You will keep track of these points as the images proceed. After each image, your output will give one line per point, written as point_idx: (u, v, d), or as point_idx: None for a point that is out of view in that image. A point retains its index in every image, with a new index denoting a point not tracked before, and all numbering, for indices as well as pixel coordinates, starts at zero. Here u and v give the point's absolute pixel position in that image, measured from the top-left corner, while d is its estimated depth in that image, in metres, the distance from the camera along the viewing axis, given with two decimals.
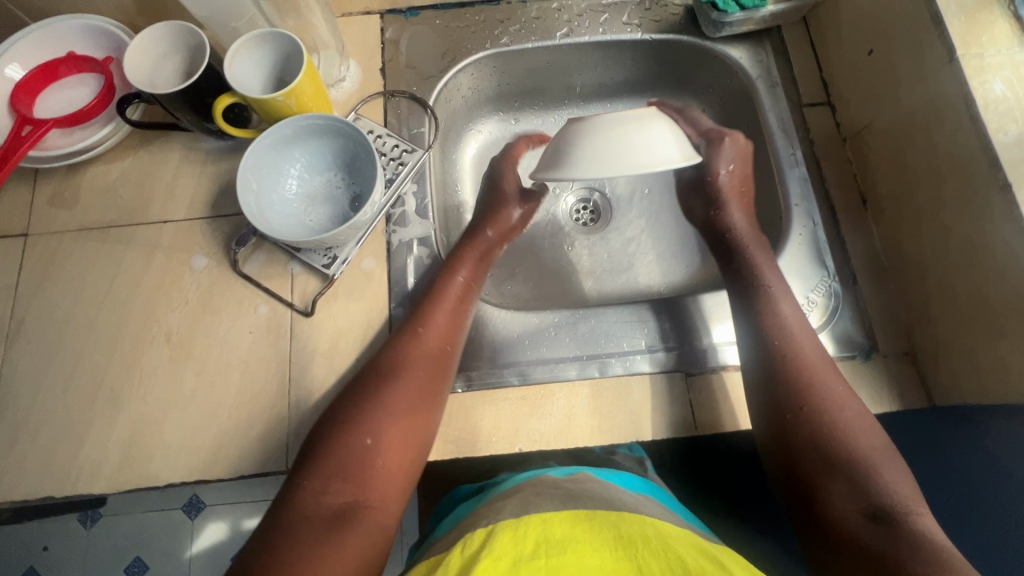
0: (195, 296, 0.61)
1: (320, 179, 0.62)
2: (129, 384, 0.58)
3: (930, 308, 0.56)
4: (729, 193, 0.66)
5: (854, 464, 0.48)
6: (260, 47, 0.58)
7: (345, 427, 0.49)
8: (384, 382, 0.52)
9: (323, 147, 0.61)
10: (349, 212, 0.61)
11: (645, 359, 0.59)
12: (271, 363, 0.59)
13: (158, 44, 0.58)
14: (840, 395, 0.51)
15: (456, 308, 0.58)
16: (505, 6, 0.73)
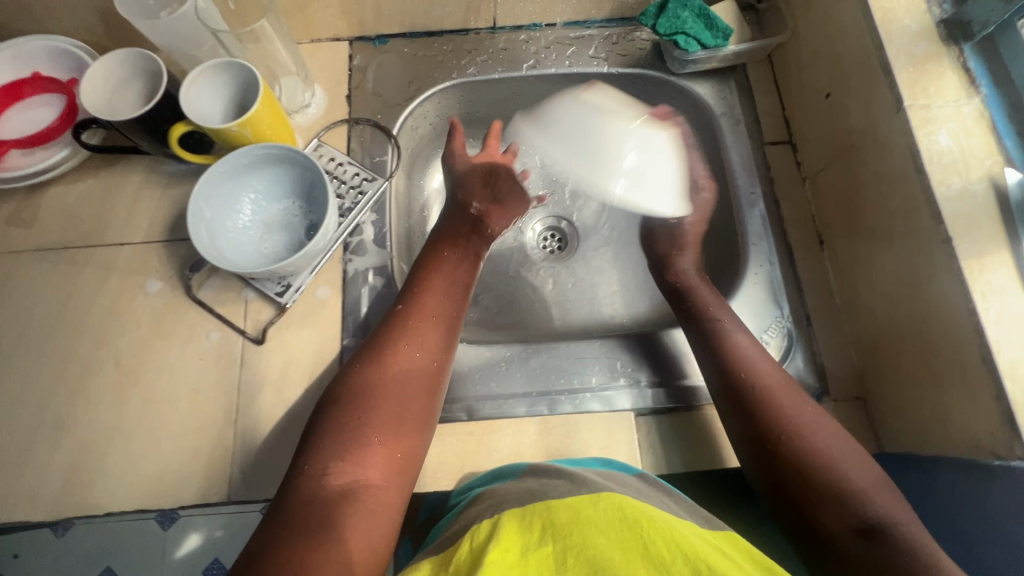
0: (147, 321, 0.61)
1: (277, 207, 0.62)
2: (75, 409, 0.58)
3: (880, 351, 0.56)
4: (691, 238, 0.67)
5: (837, 481, 0.45)
6: (219, 76, 0.59)
7: (338, 408, 0.47)
8: (377, 361, 0.51)
9: (280, 171, 0.61)
10: (304, 240, 0.61)
11: (595, 397, 0.59)
12: (220, 391, 0.59)
13: (116, 70, 0.59)
14: (808, 414, 0.49)
15: (444, 283, 0.58)
16: (473, 36, 0.73)
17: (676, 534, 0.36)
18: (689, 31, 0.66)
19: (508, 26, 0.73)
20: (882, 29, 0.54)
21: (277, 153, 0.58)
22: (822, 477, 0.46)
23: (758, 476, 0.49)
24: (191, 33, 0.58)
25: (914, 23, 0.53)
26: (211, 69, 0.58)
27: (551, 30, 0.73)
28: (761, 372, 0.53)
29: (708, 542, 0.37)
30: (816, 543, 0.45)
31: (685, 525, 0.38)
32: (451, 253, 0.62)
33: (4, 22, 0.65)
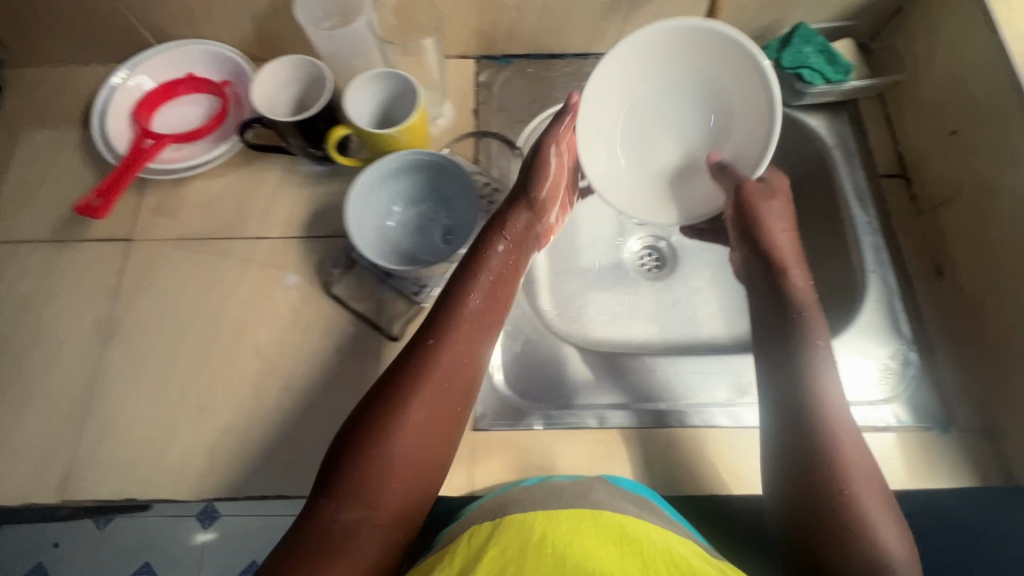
0: (286, 313, 0.63)
1: (415, 210, 0.65)
2: (217, 393, 0.60)
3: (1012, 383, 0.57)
4: (773, 212, 0.59)
5: (866, 540, 0.46)
6: (382, 85, 0.62)
7: (362, 437, 0.46)
8: (399, 402, 0.48)
9: (422, 178, 0.63)
10: (441, 243, 0.64)
11: (723, 412, 0.59)
12: (355, 384, 0.60)
13: (287, 73, 0.63)
14: (847, 464, 0.49)
15: (475, 310, 0.54)
16: (593, 61, 0.77)
17: (674, 558, 0.40)
18: (813, 65, 0.69)
19: None
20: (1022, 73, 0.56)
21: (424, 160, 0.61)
22: (851, 532, 0.46)
23: (779, 511, 0.50)
24: (353, 44, 0.62)
25: None
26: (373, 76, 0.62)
27: None
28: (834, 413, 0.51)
29: (707, 562, 0.42)
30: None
31: (680, 543, 0.43)
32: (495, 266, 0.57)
33: (165, 26, 0.70)
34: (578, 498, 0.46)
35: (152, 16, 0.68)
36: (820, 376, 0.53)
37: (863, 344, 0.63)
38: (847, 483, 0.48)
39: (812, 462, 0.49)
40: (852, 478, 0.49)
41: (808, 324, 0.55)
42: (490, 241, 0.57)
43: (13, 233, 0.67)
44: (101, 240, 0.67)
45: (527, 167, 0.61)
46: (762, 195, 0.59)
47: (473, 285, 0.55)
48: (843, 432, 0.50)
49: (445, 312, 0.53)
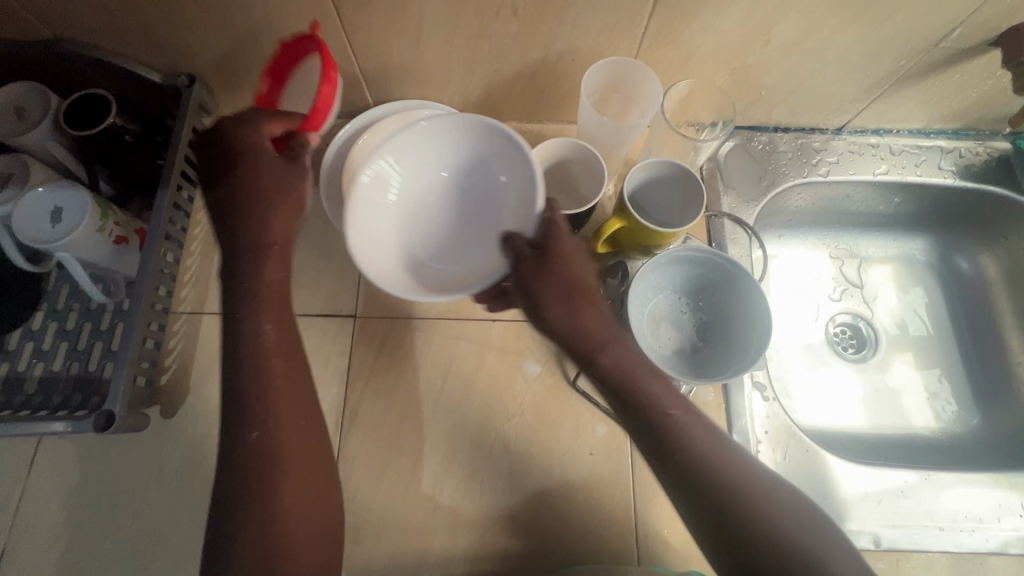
0: (530, 407, 0.61)
1: (666, 301, 0.63)
2: (469, 492, 0.58)
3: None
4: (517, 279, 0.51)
5: (813, 535, 0.39)
6: (658, 173, 0.59)
7: (241, 488, 0.44)
8: (270, 475, 0.45)
9: (692, 271, 0.61)
10: (697, 338, 0.62)
11: (1000, 537, 0.57)
12: (613, 488, 0.58)
13: (552, 151, 0.60)
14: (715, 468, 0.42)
15: (285, 368, 0.48)
16: (819, 135, 0.73)
17: None
18: None
19: (855, 129, 0.73)
20: None
21: (711, 258, 0.59)
22: (811, 550, 0.38)
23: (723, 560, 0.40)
24: (627, 129, 0.58)
25: None
26: (650, 164, 0.58)
27: (897, 136, 0.74)
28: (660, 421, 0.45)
29: None
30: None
31: None
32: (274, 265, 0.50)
33: (394, 87, 0.66)
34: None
35: (384, 78, 0.65)
36: (640, 409, 0.45)
37: None
38: (757, 487, 0.42)
39: (697, 489, 0.42)
40: (755, 471, 0.43)
41: (608, 354, 0.48)
42: (263, 289, 0.49)
43: None
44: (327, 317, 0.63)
45: (224, 195, 0.50)
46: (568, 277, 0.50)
47: (271, 339, 0.48)
48: (712, 436, 0.44)
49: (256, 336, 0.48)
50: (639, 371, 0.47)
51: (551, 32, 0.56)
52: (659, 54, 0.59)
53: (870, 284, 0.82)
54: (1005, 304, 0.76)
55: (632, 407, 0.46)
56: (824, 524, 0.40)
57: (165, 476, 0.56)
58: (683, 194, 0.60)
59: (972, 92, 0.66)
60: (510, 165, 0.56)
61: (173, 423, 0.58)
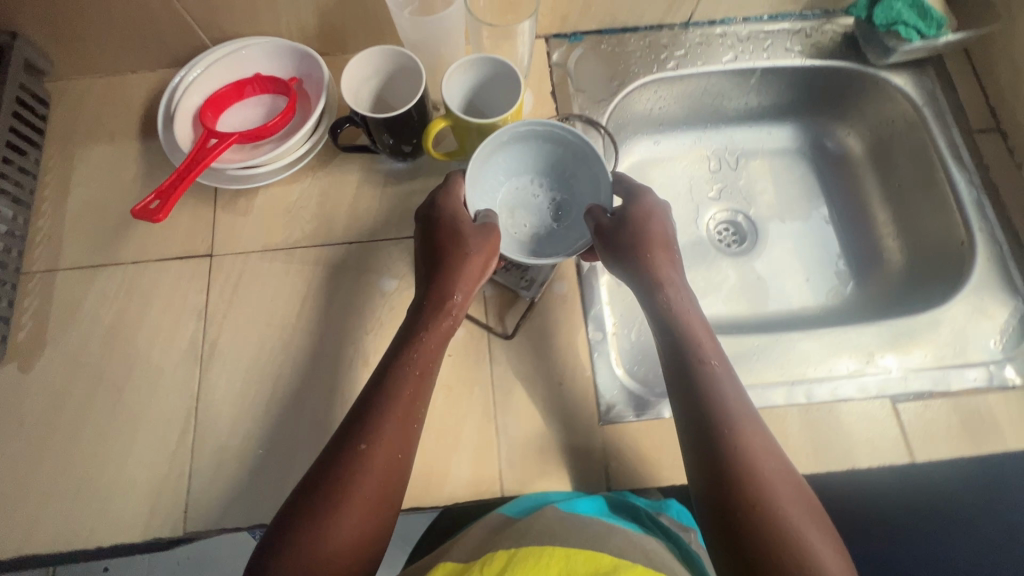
0: (388, 319, 0.61)
1: (520, 184, 0.63)
2: (330, 407, 0.58)
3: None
4: (661, 251, 0.55)
5: (783, 529, 0.41)
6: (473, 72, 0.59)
7: (341, 472, 0.44)
8: (350, 472, 0.44)
9: (542, 150, 0.61)
10: (552, 219, 0.63)
11: (849, 384, 0.59)
12: (470, 385, 0.59)
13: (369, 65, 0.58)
14: (772, 472, 0.44)
15: (416, 386, 0.49)
16: (668, 31, 0.74)
17: None
18: (908, 22, 0.66)
19: (703, 20, 0.74)
20: None
21: (560, 135, 0.58)
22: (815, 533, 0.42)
23: (705, 522, 0.45)
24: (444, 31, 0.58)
25: None
26: (463, 64, 0.57)
27: (745, 23, 0.74)
28: (741, 433, 0.46)
29: None
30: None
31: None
32: (455, 298, 0.53)
33: (225, 25, 0.65)
34: (555, 525, 0.45)
35: (210, 16, 0.64)
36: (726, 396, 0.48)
37: (977, 303, 0.62)
38: (754, 468, 0.44)
39: (689, 454, 0.47)
40: (758, 463, 0.45)
41: (701, 341, 0.51)
42: (435, 314, 0.53)
43: (84, 260, 0.63)
44: (181, 259, 0.63)
45: (450, 217, 0.55)
46: (665, 241, 0.57)
47: (424, 358, 0.51)
48: (739, 411, 0.47)
49: (407, 356, 0.50)
50: (727, 367, 0.50)
51: None
52: None
53: (748, 179, 0.83)
54: (870, 183, 0.78)
55: (687, 384, 0.48)
56: (814, 513, 0.43)
57: (25, 426, 0.57)
58: (501, 90, 0.60)
59: None
60: (312, 85, 0.64)
61: (30, 377, 0.59)
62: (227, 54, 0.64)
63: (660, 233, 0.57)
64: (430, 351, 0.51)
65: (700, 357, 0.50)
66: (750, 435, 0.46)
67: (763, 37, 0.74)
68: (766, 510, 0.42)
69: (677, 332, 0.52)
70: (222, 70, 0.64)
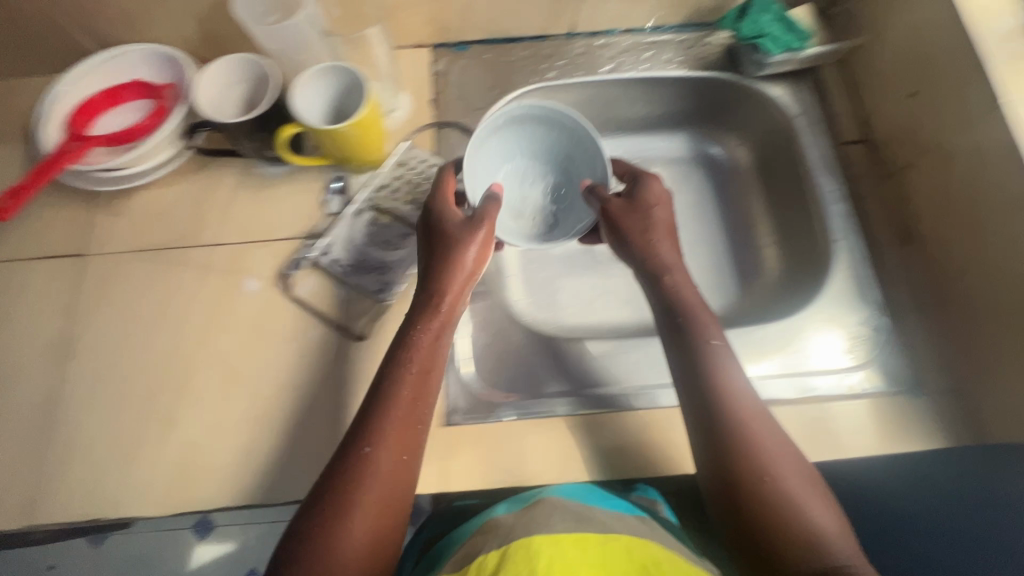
0: (248, 320, 0.62)
1: (510, 167, 0.68)
2: (182, 405, 0.60)
3: (999, 342, 0.55)
4: (662, 228, 0.59)
5: (781, 503, 0.45)
6: (322, 80, 0.60)
7: (353, 466, 0.46)
8: (356, 463, 0.46)
9: (539, 133, 0.66)
10: (544, 201, 0.69)
11: None
12: (320, 387, 0.60)
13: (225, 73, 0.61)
14: (778, 457, 0.47)
15: (415, 377, 0.50)
16: (551, 42, 0.75)
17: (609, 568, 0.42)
18: (770, 35, 0.67)
19: (585, 32, 0.75)
20: (975, 30, 0.56)
21: (553, 118, 0.64)
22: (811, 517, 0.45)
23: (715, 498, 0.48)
24: (297, 39, 0.59)
25: (1006, 24, 0.55)
26: (302, 78, 0.59)
27: (627, 35, 0.75)
28: (742, 417, 0.49)
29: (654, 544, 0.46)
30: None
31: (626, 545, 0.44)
32: (444, 296, 0.54)
33: (105, 32, 0.67)
34: (569, 518, 0.46)
35: (87, 22, 0.66)
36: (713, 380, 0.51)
37: (827, 317, 0.64)
38: (774, 456, 0.48)
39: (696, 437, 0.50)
40: (766, 444, 0.48)
41: (692, 333, 0.53)
42: (429, 312, 0.53)
43: None
44: (53, 258, 0.65)
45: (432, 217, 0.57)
46: (665, 219, 0.60)
47: (415, 353, 0.51)
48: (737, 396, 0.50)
49: (398, 353, 0.51)
50: (724, 353, 0.52)
51: None
52: None
53: None
54: (756, 193, 0.79)
55: (679, 350, 0.53)
56: (808, 497, 0.46)
57: None
58: (353, 94, 0.60)
59: None
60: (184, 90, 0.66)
61: None
62: (103, 61, 0.66)
63: (660, 213, 0.60)
64: (422, 350, 0.51)
65: (702, 334, 0.53)
66: (738, 421, 0.49)
67: (643, 48, 0.75)
68: (766, 487, 0.46)
69: (676, 318, 0.55)
70: (99, 76, 0.66)
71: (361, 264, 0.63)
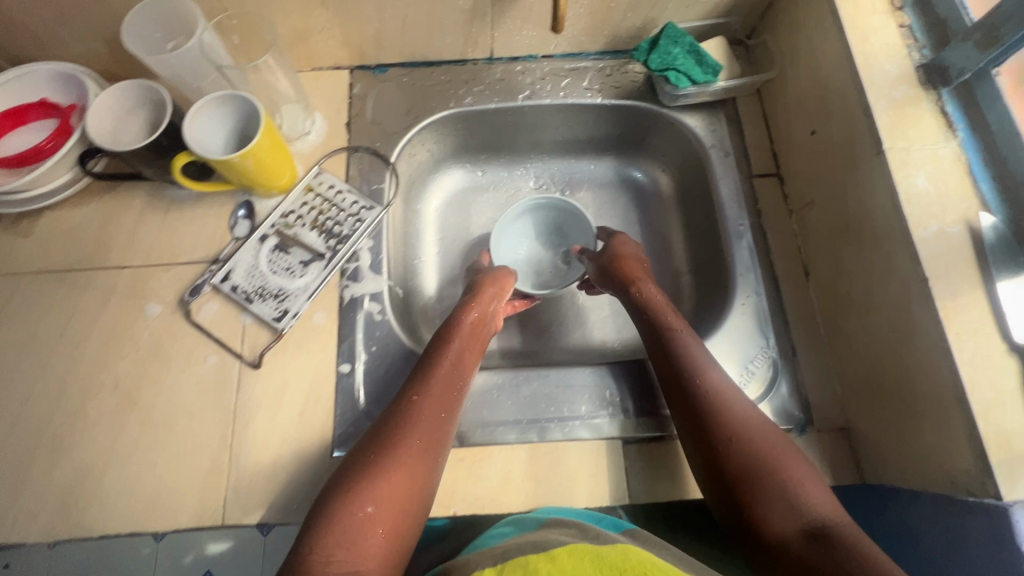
0: (146, 344, 0.63)
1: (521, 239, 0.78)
2: (73, 430, 0.59)
3: (876, 383, 0.56)
4: (640, 251, 0.69)
5: (771, 467, 0.48)
6: (219, 108, 0.60)
7: (381, 435, 0.51)
8: (393, 433, 0.51)
9: (542, 213, 0.78)
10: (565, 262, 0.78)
11: (584, 425, 0.60)
12: (211, 414, 0.60)
13: (122, 100, 0.61)
14: (757, 423, 0.51)
15: (449, 369, 0.57)
16: (470, 67, 0.75)
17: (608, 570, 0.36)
18: (680, 68, 0.67)
19: (505, 57, 0.75)
20: (863, 73, 0.56)
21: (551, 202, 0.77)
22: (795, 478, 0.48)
23: (710, 479, 0.51)
24: (192, 68, 0.59)
25: (894, 68, 0.56)
26: (190, 110, 0.58)
27: (547, 61, 0.76)
28: (721, 390, 0.54)
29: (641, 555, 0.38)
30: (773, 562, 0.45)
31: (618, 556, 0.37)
32: (471, 313, 0.63)
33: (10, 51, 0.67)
34: (575, 539, 0.41)
35: None
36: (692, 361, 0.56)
37: (723, 351, 0.63)
38: (754, 425, 0.51)
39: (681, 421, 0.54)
40: (745, 413, 0.52)
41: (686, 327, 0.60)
42: (461, 325, 0.62)
43: None
44: None
45: None
46: (648, 244, 0.71)
47: (454, 354, 0.59)
48: (712, 372, 0.55)
49: (432, 354, 0.58)
50: (700, 342, 0.59)
51: None
52: None
53: None
54: (675, 221, 0.79)
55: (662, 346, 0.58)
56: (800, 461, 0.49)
57: None
58: (251, 122, 0.61)
59: (575, 11, 0.68)
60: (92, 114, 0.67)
61: None
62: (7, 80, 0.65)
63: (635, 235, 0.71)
64: (450, 353, 0.59)
65: (666, 326, 0.59)
66: (720, 394, 0.54)
67: (563, 74, 0.75)
68: (745, 451, 0.50)
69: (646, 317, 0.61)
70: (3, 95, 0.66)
71: (260, 290, 0.63)
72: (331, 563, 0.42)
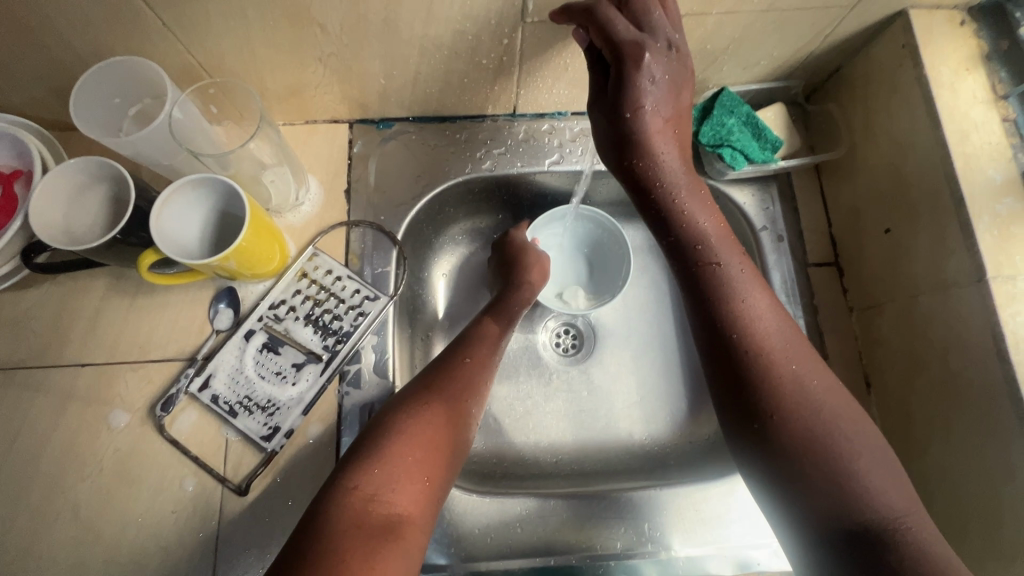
0: (111, 463, 0.54)
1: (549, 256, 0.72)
2: (25, 569, 0.51)
3: (949, 532, 0.49)
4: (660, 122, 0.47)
5: (831, 461, 0.40)
6: (191, 192, 0.50)
7: (423, 390, 0.49)
8: (430, 390, 0.49)
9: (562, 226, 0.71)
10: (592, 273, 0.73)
11: (619, 566, 0.53)
12: (190, 551, 0.52)
13: (73, 178, 0.50)
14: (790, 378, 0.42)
15: (489, 344, 0.55)
16: (490, 123, 0.65)
17: None
18: (735, 144, 0.58)
19: (529, 113, 0.65)
20: (963, 179, 0.48)
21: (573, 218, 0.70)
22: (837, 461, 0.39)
23: (753, 464, 0.43)
24: (160, 146, 0.49)
25: (998, 175, 0.48)
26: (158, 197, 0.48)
27: (577, 119, 0.66)
28: (756, 340, 0.43)
29: None
30: (824, 558, 0.39)
31: None
32: (521, 285, 0.62)
33: None
34: None
35: None
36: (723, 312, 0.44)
37: None
38: (787, 389, 0.42)
39: (724, 387, 0.44)
40: (804, 380, 0.42)
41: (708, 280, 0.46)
42: (508, 303, 0.60)
43: None
44: None
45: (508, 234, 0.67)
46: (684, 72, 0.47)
47: (491, 329, 0.57)
48: (769, 336, 0.44)
49: (473, 329, 0.57)
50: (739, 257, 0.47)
51: (40, 28, 0.45)
52: (213, 47, 0.50)
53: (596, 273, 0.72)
54: None
55: (696, 286, 0.46)
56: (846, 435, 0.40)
57: None
58: (233, 206, 0.51)
59: None
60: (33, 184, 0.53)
61: None
62: None
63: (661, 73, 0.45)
64: (492, 333, 0.57)
65: (706, 258, 0.47)
66: (749, 345, 0.43)
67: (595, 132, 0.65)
68: (806, 432, 0.40)
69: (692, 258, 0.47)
70: None
71: (245, 401, 0.55)
72: (375, 499, 0.41)
